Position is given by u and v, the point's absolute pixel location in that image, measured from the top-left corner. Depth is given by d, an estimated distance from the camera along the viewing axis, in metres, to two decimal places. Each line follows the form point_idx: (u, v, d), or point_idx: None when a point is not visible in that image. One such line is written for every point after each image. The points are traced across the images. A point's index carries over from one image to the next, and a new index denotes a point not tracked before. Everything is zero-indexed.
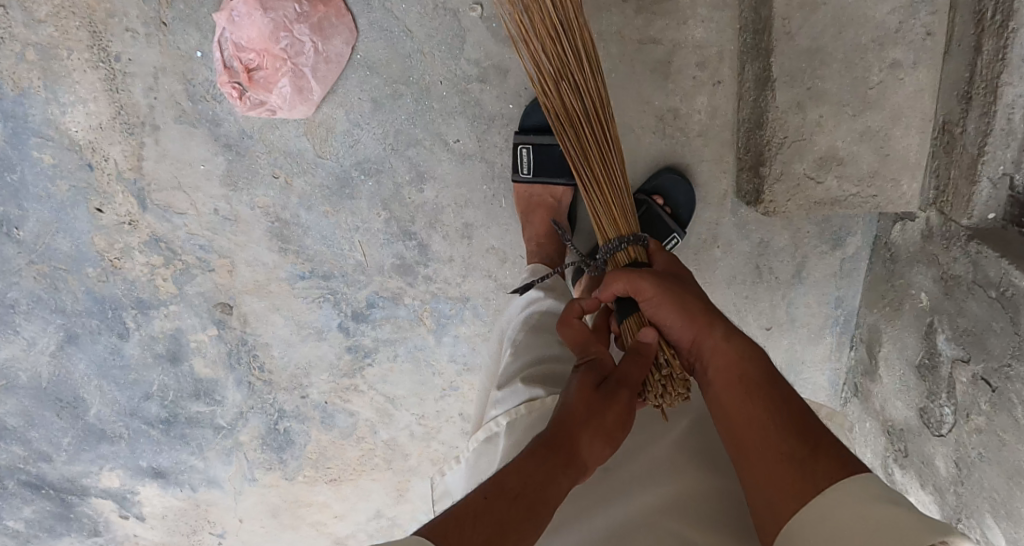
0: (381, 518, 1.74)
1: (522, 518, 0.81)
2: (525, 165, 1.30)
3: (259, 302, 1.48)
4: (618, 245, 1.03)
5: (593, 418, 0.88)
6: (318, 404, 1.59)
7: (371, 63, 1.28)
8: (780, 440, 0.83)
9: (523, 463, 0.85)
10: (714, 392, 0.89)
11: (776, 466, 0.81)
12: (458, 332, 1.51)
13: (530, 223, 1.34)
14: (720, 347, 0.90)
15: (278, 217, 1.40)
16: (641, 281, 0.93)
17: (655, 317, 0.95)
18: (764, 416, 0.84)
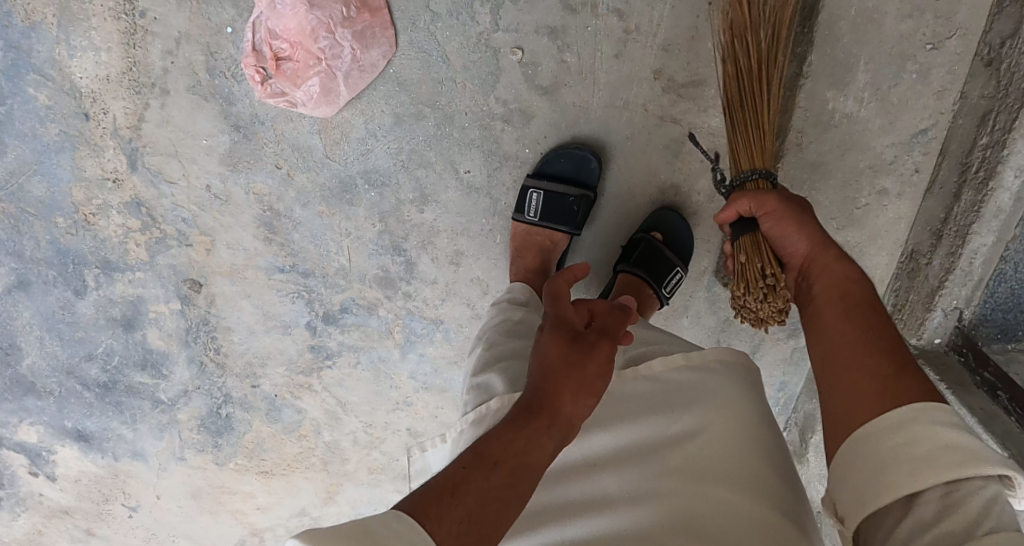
0: (304, 517, 1.71)
1: (500, 487, 0.80)
2: (532, 208, 1.33)
3: (230, 285, 1.45)
4: (748, 175, 1.06)
5: (573, 372, 0.88)
6: (267, 396, 1.56)
7: (402, 80, 1.28)
8: (871, 353, 0.86)
9: (503, 432, 0.84)
10: (819, 312, 0.94)
11: (859, 374, 0.85)
12: (424, 352, 1.52)
13: (520, 258, 1.35)
14: (833, 267, 0.96)
15: (271, 207, 1.38)
16: (767, 197, 1.00)
17: (774, 236, 1.01)
18: (859, 334, 0.89)
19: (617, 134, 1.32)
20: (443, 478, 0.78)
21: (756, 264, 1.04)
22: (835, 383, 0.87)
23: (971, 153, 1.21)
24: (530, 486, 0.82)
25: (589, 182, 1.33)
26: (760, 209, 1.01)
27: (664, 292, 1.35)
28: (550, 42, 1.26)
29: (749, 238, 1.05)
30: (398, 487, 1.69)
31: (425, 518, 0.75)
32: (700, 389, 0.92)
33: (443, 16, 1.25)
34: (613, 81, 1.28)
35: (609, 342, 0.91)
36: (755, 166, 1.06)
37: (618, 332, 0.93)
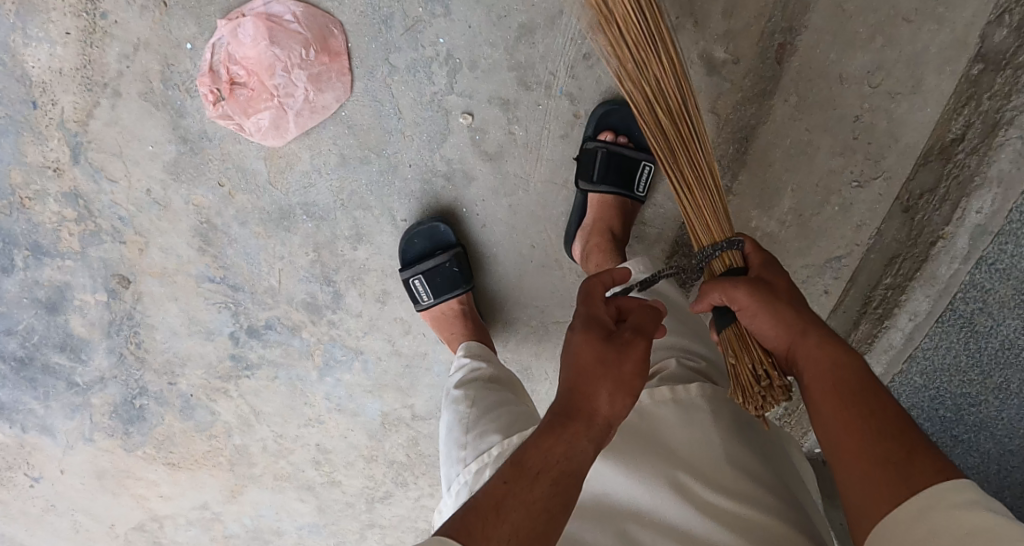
0: (205, 510, 1.73)
1: (545, 498, 0.80)
2: (425, 295, 1.41)
3: (159, 286, 1.47)
4: (713, 252, 0.96)
5: (609, 375, 0.85)
6: (183, 394, 1.58)
7: (353, 125, 1.33)
8: (876, 442, 0.75)
9: (541, 440, 0.83)
10: (813, 403, 0.81)
11: (870, 467, 0.74)
12: (342, 377, 1.58)
13: (450, 334, 1.41)
14: (817, 356, 0.82)
15: (209, 220, 1.41)
16: (736, 290, 0.88)
17: (749, 329, 0.90)
18: (856, 438, 0.76)
19: (553, 209, 1.38)
20: (483, 497, 0.80)
21: (747, 363, 0.95)
22: (850, 480, 0.75)
23: (875, 289, 1.30)
24: (575, 492, 0.82)
25: (450, 241, 1.38)
26: (735, 303, 0.90)
27: (637, 190, 1.33)
28: (501, 112, 1.30)
29: (732, 331, 0.96)
30: (301, 496, 1.73)
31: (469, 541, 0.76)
32: (685, 423, 0.95)
33: (401, 71, 1.29)
34: (556, 160, 1.34)
35: (644, 341, 0.87)
36: (716, 239, 0.97)
37: (650, 329, 0.89)
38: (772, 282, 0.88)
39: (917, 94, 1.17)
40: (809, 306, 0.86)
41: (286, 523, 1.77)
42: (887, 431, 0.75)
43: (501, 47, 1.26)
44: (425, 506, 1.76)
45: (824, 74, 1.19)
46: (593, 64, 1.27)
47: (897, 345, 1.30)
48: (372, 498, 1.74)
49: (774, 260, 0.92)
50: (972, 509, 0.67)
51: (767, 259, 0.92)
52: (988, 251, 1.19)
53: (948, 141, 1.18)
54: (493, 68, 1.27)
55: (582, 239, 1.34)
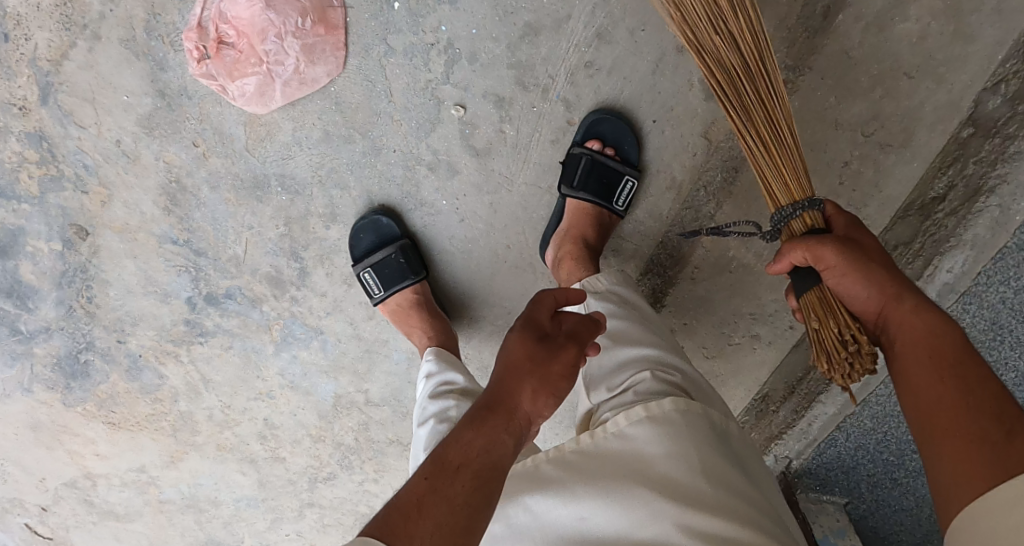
0: (141, 474, 1.69)
1: (466, 493, 0.78)
2: (375, 287, 1.41)
3: (118, 241, 1.41)
4: (792, 212, 0.97)
5: (536, 372, 0.85)
6: (131, 355, 1.53)
7: (341, 102, 1.29)
8: (977, 428, 0.79)
9: (462, 433, 0.81)
10: (903, 369, 0.86)
11: (963, 447, 0.79)
12: (298, 354, 1.55)
13: (410, 328, 1.40)
14: (910, 321, 0.86)
15: (178, 180, 1.36)
16: (824, 249, 0.91)
17: (837, 287, 0.92)
18: (950, 415, 0.81)
19: (533, 212, 1.38)
20: (404, 495, 0.76)
21: (833, 331, 0.95)
22: (939, 455, 0.81)
23: None
24: (497, 487, 0.80)
25: (395, 234, 1.37)
26: (821, 262, 0.92)
27: (618, 205, 1.34)
28: (494, 108, 1.28)
29: (816, 293, 0.97)
30: (242, 469, 1.70)
31: (394, 539, 0.73)
32: (656, 436, 0.95)
33: (397, 54, 1.25)
34: (543, 164, 1.33)
35: (575, 347, 0.88)
36: (796, 198, 0.97)
37: (586, 339, 0.91)
38: (861, 243, 0.92)
39: (907, 148, 1.21)
40: (897, 268, 0.89)
41: (223, 494, 1.73)
42: (986, 414, 0.79)
43: (503, 43, 1.23)
44: (368, 491, 1.75)
45: (820, 117, 1.20)
46: (593, 73, 1.25)
47: (852, 388, 1.33)
48: (314, 478, 1.72)
49: (857, 223, 0.94)
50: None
51: (853, 223, 0.94)
52: (953, 310, 1.26)
53: (929, 199, 1.22)
54: (492, 63, 1.25)
55: (554, 246, 1.34)
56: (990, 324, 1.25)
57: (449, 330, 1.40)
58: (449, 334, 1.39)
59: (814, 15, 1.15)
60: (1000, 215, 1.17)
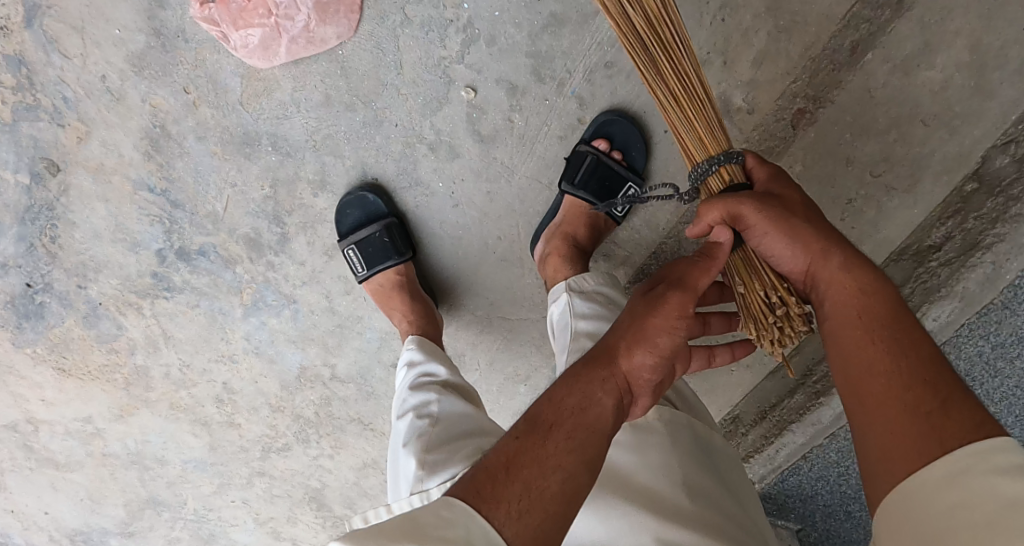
0: (87, 425, 1.62)
1: (562, 452, 0.82)
2: (360, 266, 1.36)
3: (90, 182, 1.34)
4: (709, 168, 0.93)
5: (633, 327, 0.90)
6: (90, 302, 1.46)
7: (347, 67, 1.23)
8: (904, 386, 0.75)
9: (554, 395, 0.87)
10: (834, 333, 0.83)
11: (893, 412, 0.75)
12: (267, 321, 1.50)
13: (391, 311, 1.37)
14: (836, 281, 0.84)
15: (163, 125, 1.29)
16: (743, 206, 0.88)
17: (765, 252, 0.90)
18: (882, 381, 0.77)
19: (530, 207, 1.34)
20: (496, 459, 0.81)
21: (759, 291, 0.94)
22: (874, 427, 0.76)
23: (817, 365, 1.32)
24: (597, 442, 0.84)
25: (384, 212, 1.33)
26: (744, 223, 0.89)
27: (617, 210, 1.32)
28: (505, 96, 1.25)
29: (744, 255, 0.96)
30: (194, 431, 1.64)
31: (484, 500, 0.76)
32: (642, 445, 0.95)
33: (413, 26, 1.20)
34: (547, 158, 1.30)
35: (680, 291, 0.90)
36: (712, 154, 0.94)
37: (694, 280, 0.91)
38: (782, 195, 0.89)
39: (911, 194, 1.22)
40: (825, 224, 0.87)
41: (171, 454, 1.67)
42: (919, 381, 0.75)
43: (524, 30, 1.20)
44: (321, 466, 1.70)
45: (833, 151, 1.22)
46: (612, 74, 1.22)
47: (823, 422, 1.34)
48: (268, 447, 1.67)
49: (779, 172, 0.92)
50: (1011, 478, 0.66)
51: (773, 173, 0.92)
52: None
53: (925, 247, 1.24)
54: (510, 49, 1.21)
55: (543, 242, 1.31)
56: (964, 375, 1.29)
57: (434, 316, 1.37)
58: (432, 321, 1.36)
59: (841, 49, 1.17)
60: (992, 272, 1.19)
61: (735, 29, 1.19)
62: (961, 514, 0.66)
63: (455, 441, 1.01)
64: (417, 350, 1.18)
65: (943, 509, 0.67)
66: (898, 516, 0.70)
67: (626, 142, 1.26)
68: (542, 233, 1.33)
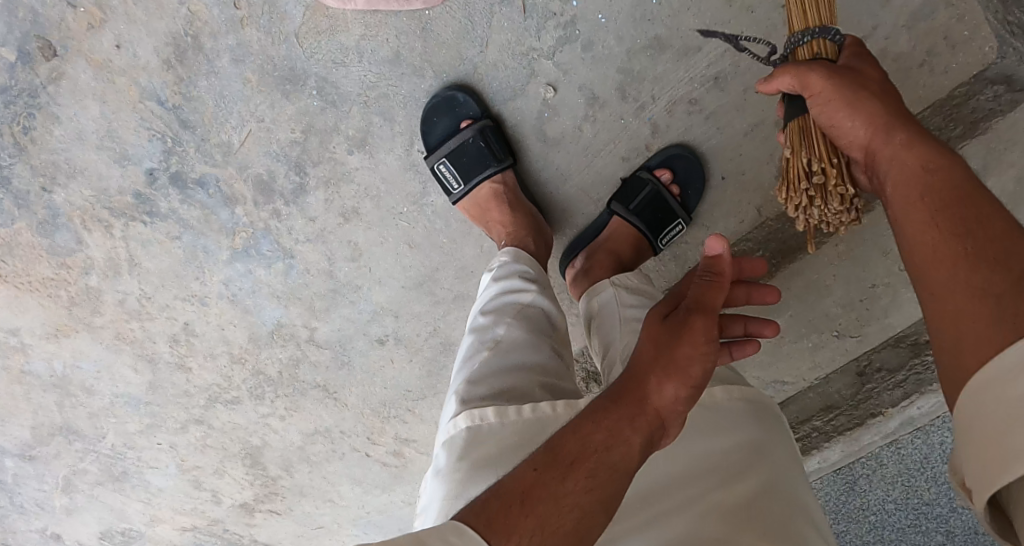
0: (13, 335, 1.46)
1: (579, 493, 0.73)
2: (453, 181, 1.22)
3: (90, 77, 1.19)
4: (801, 37, 0.89)
5: (663, 361, 0.80)
6: (52, 207, 1.30)
7: (429, 30, 1.14)
8: (960, 253, 0.68)
9: (581, 427, 0.77)
10: (896, 205, 0.75)
11: (964, 292, 0.66)
12: (254, 270, 1.37)
13: (489, 224, 1.23)
14: (900, 154, 0.76)
15: (196, 36, 1.16)
16: (812, 75, 0.83)
17: (825, 123, 0.84)
18: (954, 246, 0.68)
19: (571, 216, 1.30)
20: (513, 482, 0.73)
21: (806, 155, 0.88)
22: (937, 305, 0.69)
23: (799, 424, 1.44)
24: (618, 486, 0.76)
25: (475, 114, 1.18)
26: (807, 90, 0.84)
27: (659, 242, 1.29)
28: (583, 103, 1.18)
29: (800, 125, 0.90)
30: (136, 366, 1.50)
31: (489, 530, 0.69)
32: (707, 428, 0.92)
33: (513, 6, 1.12)
34: (603, 175, 1.25)
35: (704, 319, 0.81)
36: (808, 25, 0.89)
37: (711, 304, 0.82)
38: (861, 71, 0.84)
39: None
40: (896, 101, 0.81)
41: (102, 385, 1.53)
42: (982, 251, 0.67)
43: (624, 45, 1.14)
44: (268, 426, 1.58)
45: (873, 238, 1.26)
46: (694, 111, 1.18)
47: None
48: (215, 397, 1.54)
49: (866, 55, 0.86)
50: None
51: (862, 53, 0.86)
52: (902, 438, 1.37)
53: (924, 340, 1.31)
54: (604, 59, 1.15)
55: (585, 256, 1.26)
56: (923, 459, 1.36)
57: (535, 234, 1.22)
58: (539, 239, 1.22)
59: None
60: None
61: None
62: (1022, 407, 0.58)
63: (500, 373, 0.98)
64: (499, 274, 1.14)
65: (1011, 399, 0.59)
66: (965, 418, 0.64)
67: (688, 180, 1.23)
68: (589, 245, 1.27)
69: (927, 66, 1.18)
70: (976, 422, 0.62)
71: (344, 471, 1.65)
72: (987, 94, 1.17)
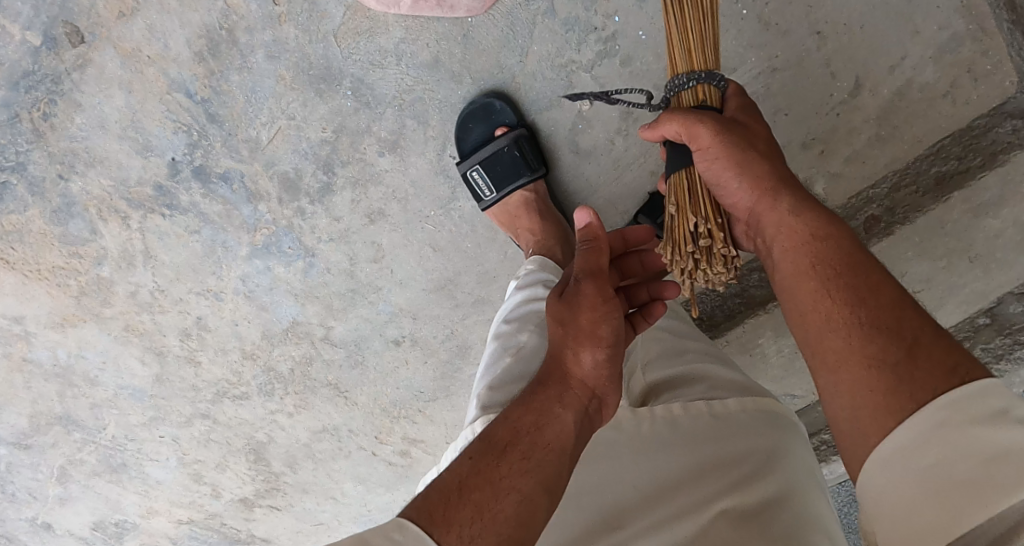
0: (16, 324, 1.43)
1: (514, 475, 0.81)
2: (485, 189, 1.22)
3: (117, 66, 1.17)
4: (686, 83, 0.89)
5: (567, 328, 0.93)
6: (67, 195, 1.27)
7: (470, 37, 1.14)
8: (860, 334, 0.73)
9: (509, 417, 0.87)
10: (788, 284, 0.81)
11: (856, 363, 0.73)
12: (272, 267, 1.35)
13: (518, 231, 1.24)
14: (787, 216, 0.82)
15: (231, 30, 1.14)
16: (699, 127, 0.84)
17: (711, 178, 0.88)
18: (841, 336, 0.74)
19: None
20: (455, 476, 0.80)
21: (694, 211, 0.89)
22: (835, 378, 0.74)
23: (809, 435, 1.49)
24: (547, 463, 0.84)
25: (511, 121, 1.18)
26: (693, 142, 0.86)
27: None
28: (617, 117, 1.19)
29: (682, 177, 0.91)
30: (143, 358, 1.48)
31: (433, 517, 0.75)
32: (710, 431, 0.93)
33: (556, 19, 1.12)
34: (632, 187, 1.23)
35: (593, 284, 0.93)
36: (694, 69, 0.89)
37: (598, 267, 0.94)
38: (748, 126, 0.87)
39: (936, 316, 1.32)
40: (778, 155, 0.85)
41: (106, 376, 1.50)
42: (882, 325, 0.73)
43: (663, 62, 1.13)
44: (275, 422, 1.57)
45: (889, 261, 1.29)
46: None
47: None
48: (223, 392, 1.52)
49: (749, 104, 0.90)
50: (994, 426, 0.64)
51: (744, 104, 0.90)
52: None
53: None
54: (640, 76, 1.14)
55: None
56: None
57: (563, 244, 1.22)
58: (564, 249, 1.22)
59: (926, 176, 1.24)
60: None
61: (843, 125, 1.24)
62: (942, 472, 0.64)
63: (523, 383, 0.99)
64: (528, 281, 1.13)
65: (925, 467, 0.65)
66: (875, 493, 0.68)
67: None
68: None
69: (949, 98, 1.19)
70: (886, 503, 0.67)
71: (349, 469, 1.64)
72: (1004, 127, 1.18)
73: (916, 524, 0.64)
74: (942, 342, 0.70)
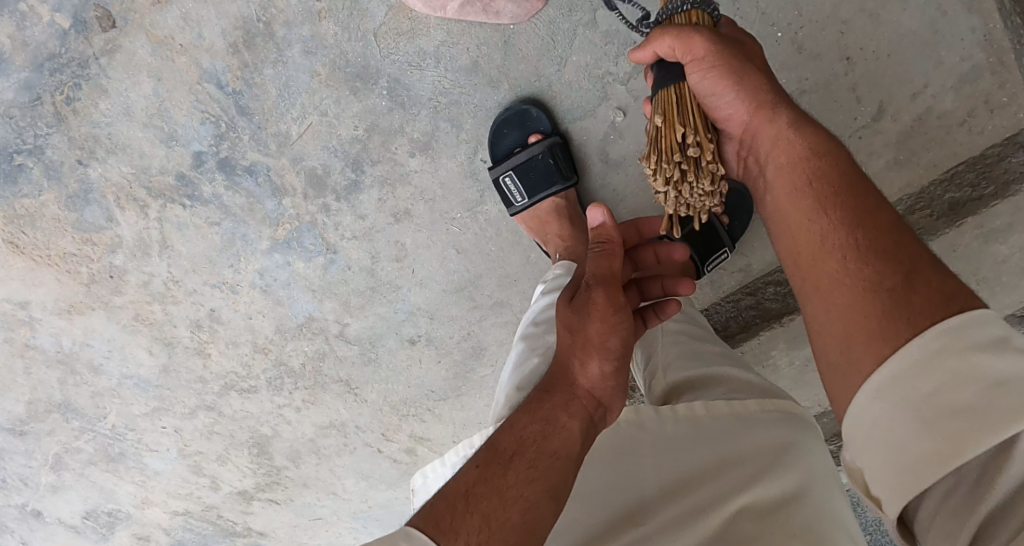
0: (21, 308, 1.39)
1: (520, 484, 0.81)
2: (516, 194, 1.24)
3: (147, 53, 1.15)
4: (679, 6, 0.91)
5: (576, 336, 0.97)
6: (85, 181, 1.24)
7: (510, 43, 1.14)
8: (851, 252, 0.73)
9: (515, 425, 0.87)
10: (784, 202, 0.82)
11: (851, 287, 0.72)
12: (292, 262, 1.34)
13: (546, 237, 1.26)
14: (783, 135, 0.84)
15: (268, 23, 1.13)
16: (694, 36, 0.86)
17: (704, 93, 0.89)
18: (836, 259, 0.75)
19: None
20: (461, 482, 0.79)
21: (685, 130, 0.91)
22: (825, 294, 0.74)
23: None
24: (555, 474, 0.84)
25: (546, 128, 1.20)
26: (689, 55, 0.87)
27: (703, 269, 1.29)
28: None
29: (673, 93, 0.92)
30: (151, 348, 1.45)
31: (437, 523, 0.73)
32: (723, 429, 0.91)
33: (597, 30, 1.13)
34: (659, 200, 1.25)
35: (602, 291, 0.97)
36: None
37: (606, 275, 0.99)
38: (742, 48, 0.90)
39: None
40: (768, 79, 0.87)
41: (111, 365, 1.47)
42: (876, 248, 0.73)
43: None
44: (281, 416, 1.56)
45: None
46: None
47: None
48: (231, 385, 1.51)
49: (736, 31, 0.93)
50: (991, 353, 0.62)
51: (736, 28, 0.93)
52: None
53: None
54: None
55: None
56: None
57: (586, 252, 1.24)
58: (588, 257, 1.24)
59: (941, 201, 1.28)
60: None
61: (864, 147, 1.28)
62: (937, 403, 0.63)
63: None
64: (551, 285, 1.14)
65: (923, 395, 0.64)
66: (864, 423, 0.67)
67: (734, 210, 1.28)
68: None
69: (966, 126, 1.23)
70: (877, 431, 0.66)
71: (353, 465, 1.64)
72: (1018, 157, 1.22)
73: (912, 462, 0.63)
74: (939, 271, 0.70)
